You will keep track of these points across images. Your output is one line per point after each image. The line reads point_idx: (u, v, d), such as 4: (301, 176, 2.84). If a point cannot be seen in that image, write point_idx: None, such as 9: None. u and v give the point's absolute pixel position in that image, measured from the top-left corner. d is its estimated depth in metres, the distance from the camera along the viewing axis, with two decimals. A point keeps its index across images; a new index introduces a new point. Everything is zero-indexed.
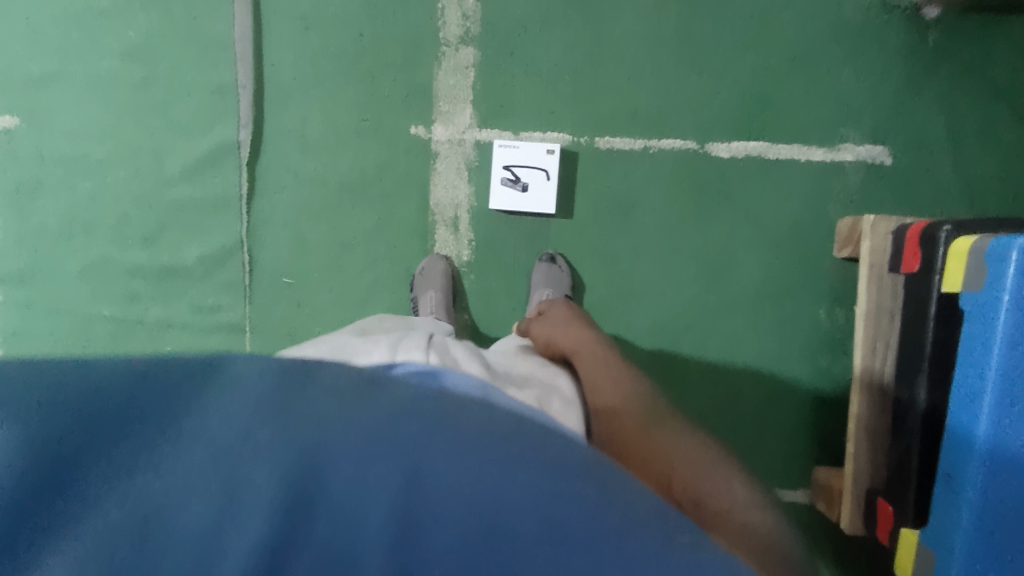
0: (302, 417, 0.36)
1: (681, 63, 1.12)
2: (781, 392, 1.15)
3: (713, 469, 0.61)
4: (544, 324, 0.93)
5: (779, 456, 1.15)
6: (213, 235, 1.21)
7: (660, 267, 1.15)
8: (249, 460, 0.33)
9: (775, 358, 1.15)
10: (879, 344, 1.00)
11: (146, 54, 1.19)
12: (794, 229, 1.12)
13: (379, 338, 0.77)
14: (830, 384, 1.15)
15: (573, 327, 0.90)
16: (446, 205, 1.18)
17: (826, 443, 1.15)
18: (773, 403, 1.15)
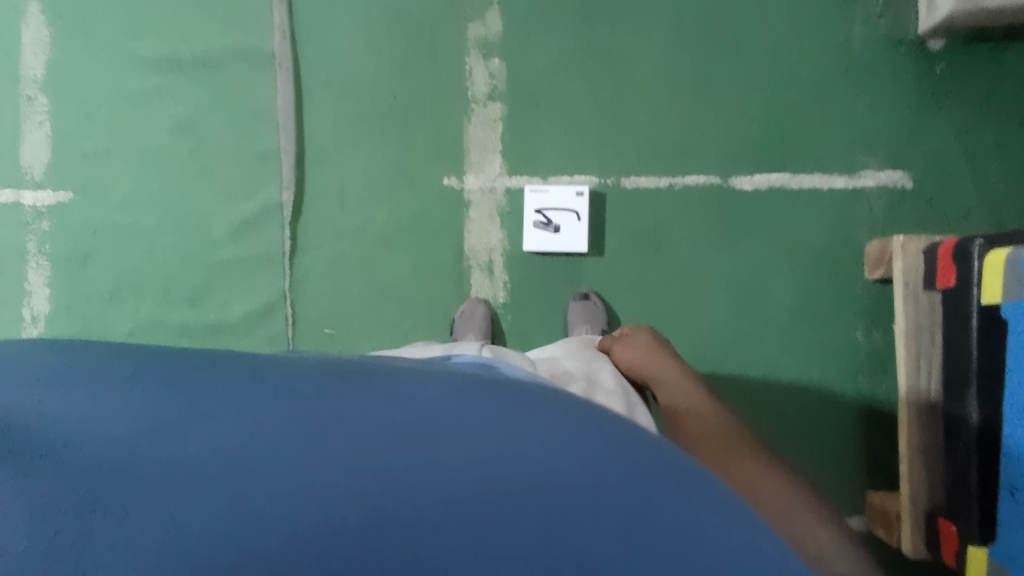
0: (389, 398, 0.43)
1: (699, 104, 1.17)
2: (826, 418, 1.14)
3: (806, 514, 0.63)
4: (628, 344, 0.96)
5: (830, 484, 1.14)
6: (257, 291, 1.25)
7: (694, 298, 1.17)
8: (342, 447, 0.38)
9: (816, 383, 1.15)
10: (922, 363, 1.00)
11: (194, 125, 1.27)
12: (823, 255, 1.15)
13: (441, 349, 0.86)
14: (875, 406, 1.14)
15: (653, 353, 0.93)
16: (480, 250, 1.22)
17: (880, 467, 1.14)
18: (819, 430, 1.15)
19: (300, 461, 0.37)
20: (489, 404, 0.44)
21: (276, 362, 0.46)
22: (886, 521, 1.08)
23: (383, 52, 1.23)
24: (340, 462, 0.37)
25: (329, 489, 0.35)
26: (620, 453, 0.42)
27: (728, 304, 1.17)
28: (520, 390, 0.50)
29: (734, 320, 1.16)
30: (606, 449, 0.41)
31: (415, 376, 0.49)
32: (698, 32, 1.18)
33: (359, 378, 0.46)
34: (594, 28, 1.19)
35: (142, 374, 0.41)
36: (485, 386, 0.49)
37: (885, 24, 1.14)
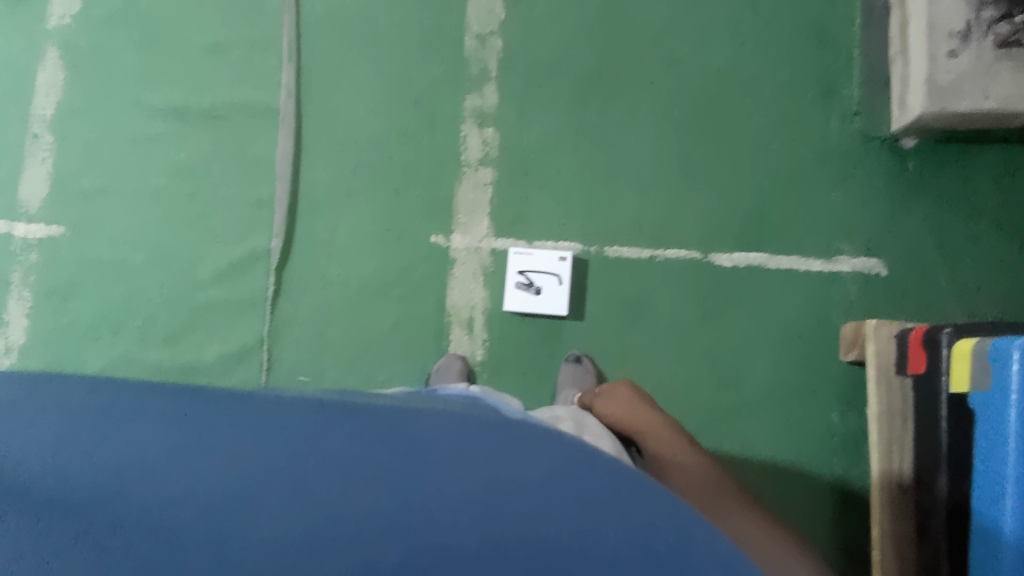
0: (384, 441, 0.45)
1: (682, 183, 1.22)
2: (800, 500, 1.12)
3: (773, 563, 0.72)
4: (612, 400, 0.98)
5: None
6: (236, 335, 1.25)
7: (670, 369, 1.18)
8: (334, 479, 0.43)
9: (790, 462, 1.14)
10: (896, 445, 1.00)
11: (193, 170, 1.30)
12: (799, 334, 1.16)
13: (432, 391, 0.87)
14: (849, 489, 1.12)
15: (636, 408, 0.97)
16: (461, 307, 1.23)
17: (854, 553, 1.11)
18: (793, 512, 1.12)
19: (297, 486, 0.43)
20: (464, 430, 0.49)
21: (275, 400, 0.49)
22: None
23: (383, 115, 1.29)
24: (332, 489, 0.43)
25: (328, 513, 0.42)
26: (580, 479, 0.46)
27: (704, 377, 1.17)
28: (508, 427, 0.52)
29: (709, 393, 1.16)
30: (568, 476, 0.46)
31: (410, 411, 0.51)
32: (683, 116, 1.24)
33: (347, 402, 0.50)
34: (585, 106, 1.25)
35: (153, 405, 0.46)
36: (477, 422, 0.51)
37: (860, 120, 1.20)
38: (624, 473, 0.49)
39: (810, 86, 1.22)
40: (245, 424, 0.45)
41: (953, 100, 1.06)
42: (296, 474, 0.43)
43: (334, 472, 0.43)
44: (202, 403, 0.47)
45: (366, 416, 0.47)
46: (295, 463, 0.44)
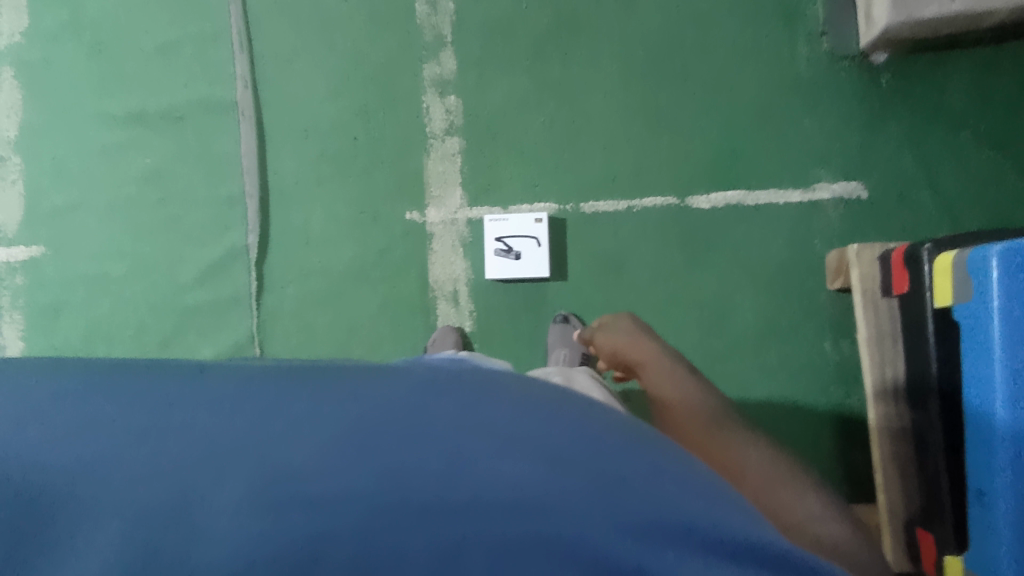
0: (375, 418, 0.37)
1: (651, 129, 1.19)
2: (801, 433, 1.12)
3: (787, 483, 0.63)
4: (609, 332, 0.98)
5: None
6: (226, 333, 1.26)
7: (659, 319, 1.17)
8: (305, 451, 0.35)
9: (787, 396, 1.14)
10: (887, 366, 0.99)
11: (162, 175, 1.29)
12: (784, 268, 1.15)
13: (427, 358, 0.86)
14: (848, 417, 1.12)
15: (636, 339, 0.94)
16: (444, 280, 1.22)
17: (858, 478, 1.11)
18: (796, 446, 1.12)
19: (256, 463, 0.34)
20: (442, 391, 0.43)
21: (269, 378, 0.41)
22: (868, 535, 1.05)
23: (342, 96, 1.27)
24: (270, 457, 0.35)
25: (259, 471, 0.34)
26: (596, 457, 0.39)
27: (693, 322, 1.16)
28: (518, 397, 0.45)
29: (700, 338, 1.16)
30: (580, 452, 0.39)
31: (412, 385, 0.43)
32: (647, 59, 1.20)
33: (318, 374, 0.43)
34: (546, 61, 1.22)
35: (101, 379, 0.41)
36: (486, 395, 0.44)
37: (829, 41, 1.16)
38: (633, 440, 0.44)
39: (774, 11, 1.18)
40: (200, 388, 0.39)
41: (919, 6, 1.02)
42: (237, 431, 0.36)
43: (284, 436, 0.36)
44: (158, 376, 0.41)
45: (337, 381, 0.41)
46: (240, 427, 0.36)
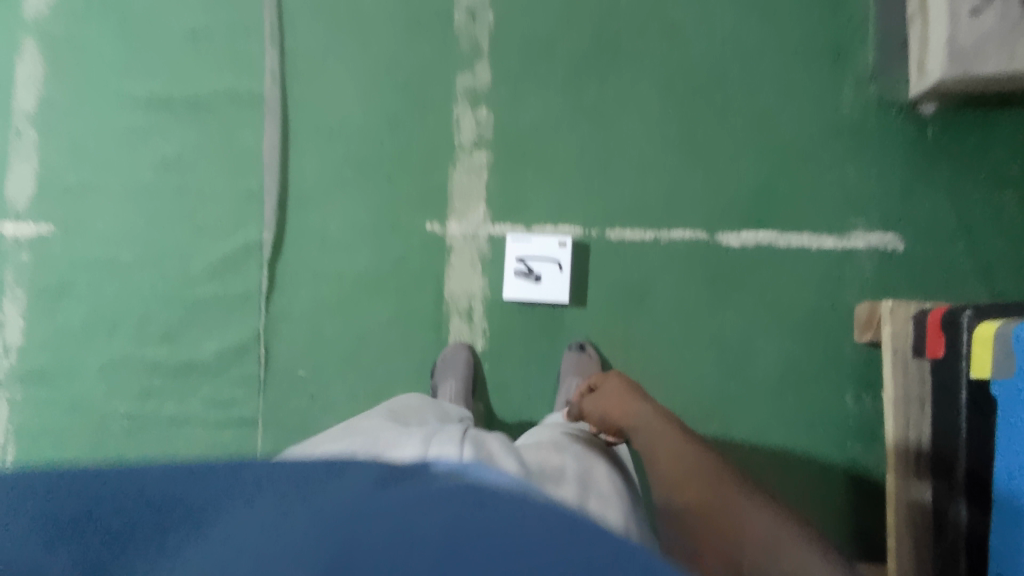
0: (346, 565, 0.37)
1: (685, 160, 1.16)
2: (815, 484, 1.09)
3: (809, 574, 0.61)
4: (596, 398, 0.87)
5: None
6: (232, 330, 1.22)
7: (678, 356, 1.13)
8: None
9: (804, 448, 1.10)
10: (912, 422, 0.95)
11: (181, 162, 1.26)
12: (811, 316, 1.11)
13: (415, 416, 0.79)
14: (863, 476, 1.09)
15: (626, 400, 0.84)
16: (460, 296, 1.18)
17: (864, 538, 1.07)
18: (808, 492, 1.09)
19: None
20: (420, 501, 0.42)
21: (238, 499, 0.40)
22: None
23: (371, 100, 1.23)
24: None
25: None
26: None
27: (713, 362, 1.12)
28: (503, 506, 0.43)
29: (719, 380, 1.12)
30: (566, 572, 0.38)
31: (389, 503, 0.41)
32: (688, 87, 1.17)
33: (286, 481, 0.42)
34: (584, 81, 1.19)
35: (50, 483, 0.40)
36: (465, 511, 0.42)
37: (876, 86, 1.13)
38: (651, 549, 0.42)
39: (821, 51, 1.15)
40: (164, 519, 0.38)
41: (977, 62, 0.98)
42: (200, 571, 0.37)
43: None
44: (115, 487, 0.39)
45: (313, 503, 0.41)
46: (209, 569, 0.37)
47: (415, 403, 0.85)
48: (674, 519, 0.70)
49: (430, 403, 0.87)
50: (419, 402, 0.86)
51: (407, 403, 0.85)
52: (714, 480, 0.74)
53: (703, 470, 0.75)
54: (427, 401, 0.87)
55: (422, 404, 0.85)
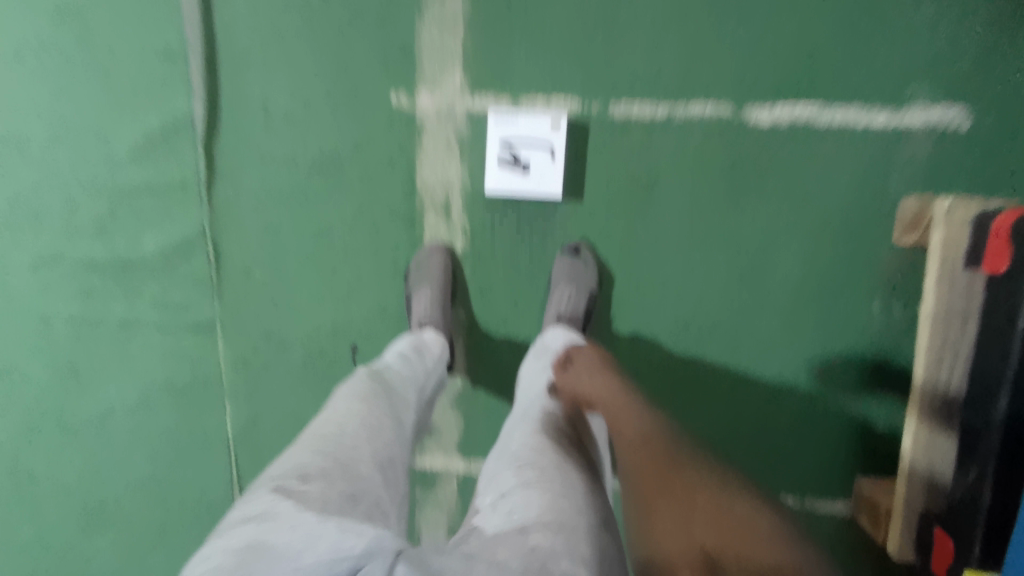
0: None
1: (713, 11, 0.91)
2: (827, 396, 0.99)
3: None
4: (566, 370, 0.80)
5: (817, 468, 1.00)
6: (173, 224, 1.06)
7: (687, 257, 0.98)
8: None
9: (819, 359, 0.98)
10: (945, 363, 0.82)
11: (79, 11, 1.00)
12: (845, 211, 0.95)
13: (351, 440, 0.55)
14: (889, 391, 0.97)
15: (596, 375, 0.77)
16: (434, 187, 0.99)
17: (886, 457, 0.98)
18: (818, 404, 0.99)
19: None
20: None
21: None
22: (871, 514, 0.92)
23: None
24: None
25: None
26: None
27: (727, 264, 0.97)
28: None
29: (731, 285, 0.98)
30: None
31: None
32: None
33: None
34: None
35: None
36: None
37: None
38: None
39: None
40: None
41: None
42: None
43: None
44: None
45: None
46: None
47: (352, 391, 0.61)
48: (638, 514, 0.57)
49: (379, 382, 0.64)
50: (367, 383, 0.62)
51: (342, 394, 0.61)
52: (665, 464, 0.60)
53: (657, 452, 0.62)
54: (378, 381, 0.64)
55: (374, 389, 0.62)
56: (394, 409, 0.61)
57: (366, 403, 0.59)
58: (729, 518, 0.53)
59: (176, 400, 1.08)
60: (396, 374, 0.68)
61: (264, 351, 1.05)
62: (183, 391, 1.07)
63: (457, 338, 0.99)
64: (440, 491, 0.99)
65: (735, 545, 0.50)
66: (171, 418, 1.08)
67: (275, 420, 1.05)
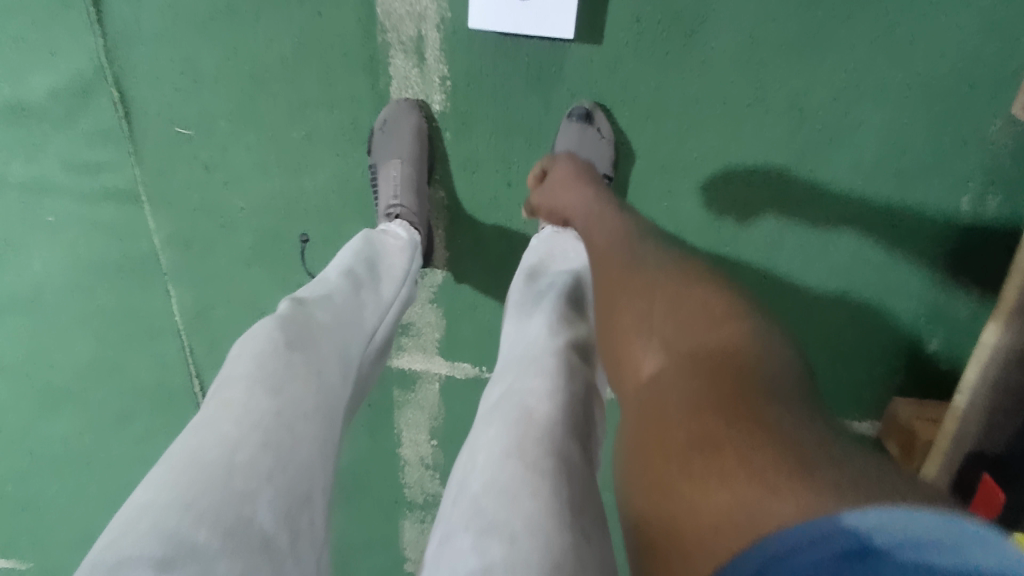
0: None
1: None
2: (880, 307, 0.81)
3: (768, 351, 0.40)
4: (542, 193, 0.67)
5: (850, 385, 0.85)
6: (61, 55, 0.78)
7: (736, 128, 0.74)
8: None
9: (883, 262, 0.79)
10: None
11: None
12: (963, 68, 0.69)
13: (240, 481, 0.34)
14: (960, 304, 0.79)
15: (574, 187, 0.63)
16: (402, 17, 0.71)
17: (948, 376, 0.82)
18: (868, 316, 0.82)
19: None
20: None
21: None
22: (903, 437, 0.80)
23: None
24: None
25: None
26: None
27: (789, 138, 0.74)
28: None
29: (787, 166, 0.76)
30: None
31: None
32: None
33: None
34: None
35: None
36: None
37: None
38: None
39: None
40: None
41: None
42: None
43: None
44: None
45: None
46: None
47: (246, 376, 0.39)
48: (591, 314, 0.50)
49: (295, 352, 0.42)
50: (272, 361, 0.40)
51: (231, 377, 0.39)
52: (617, 267, 0.50)
53: (614, 256, 0.51)
54: (294, 350, 0.42)
55: (281, 373, 0.40)
56: (315, 407, 0.40)
57: (267, 406, 0.37)
58: (681, 315, 0.43)
59: (110, 283, 0.88)
60: (324, 328, 0.46)
61: (208, 231, 0.83)
62: (116, 273, 0.88)
63: (438, 224, 0.80)
64: (419, 394, 0.88)
65: (677, 346, 0.41)
66: (110, 300, 0.89)
67: (229, 310, 0.87)
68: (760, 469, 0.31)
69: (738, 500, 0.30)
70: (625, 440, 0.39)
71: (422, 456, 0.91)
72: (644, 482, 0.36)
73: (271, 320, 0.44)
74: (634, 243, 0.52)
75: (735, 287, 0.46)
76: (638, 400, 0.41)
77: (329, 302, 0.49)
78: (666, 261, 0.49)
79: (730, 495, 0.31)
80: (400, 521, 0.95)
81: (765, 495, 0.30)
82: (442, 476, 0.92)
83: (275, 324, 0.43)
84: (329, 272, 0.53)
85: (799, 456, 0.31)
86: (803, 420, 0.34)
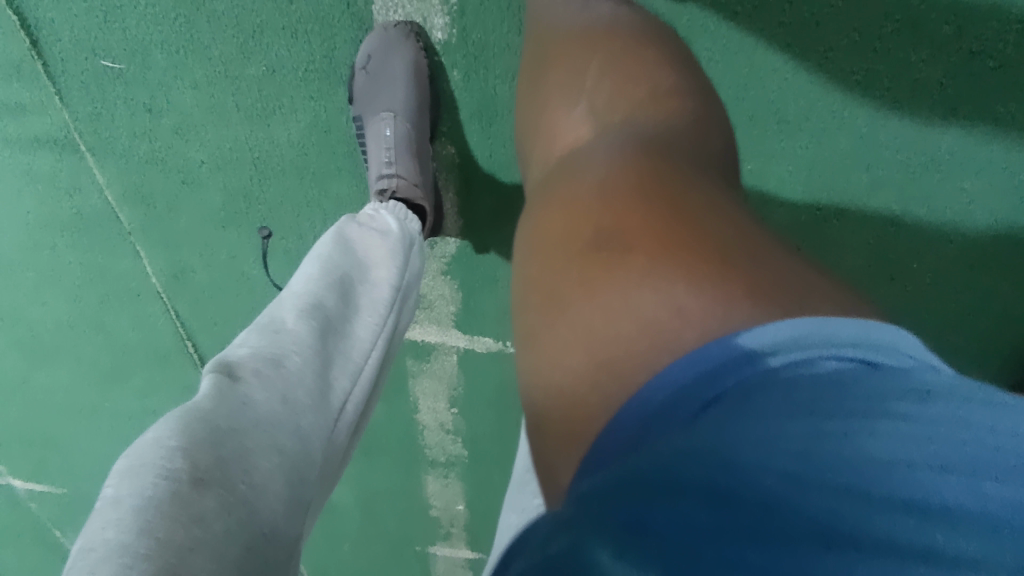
0: None
1: None
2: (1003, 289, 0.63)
3: (691, 145, 0.37)
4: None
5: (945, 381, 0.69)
6: None
7: (864, 63, 0.55)
8: None
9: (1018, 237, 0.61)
10: None
11: None
12: None
13: None
14: None
15: None
16: None
17: None
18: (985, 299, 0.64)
19: None
20: None
21: None
22: None
23: None
24: None
25: None
26: None
27: (940, 78, 0.55)
28: None
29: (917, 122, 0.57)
30: None
31: None
32: None
33: None
34: None
35: None
36: None
37: None
38: None
39: None
40: None
41: None
42: None
43: None
44: None
45: None
46: None
47: (124, 546, 0.29)
48: (531, 110, 0.45)
49: (207, 490, 0.33)
50: (168, 517, 0.31)
51: (100, 542, 0.30)
52: (564, 69, 0.43)
53: (576, 61, 0.43)
54: (206, 489, 0.33)
55: (183, 537, 0.31)
56: (236, 566, 0.33)
57: None
58: (616, 115, 0.39)
59: (70, 245, 0.74)
60: (257, 432, 0.38)
61: (168, 187, 0.68)
62: (73, 235, 0.73)
63: (448, 185, 0.64)
64: (436, 363, 0.78)
65: (620, 148, 0.36)
66: (76, 262, 0.76)
67: (209, 275, 0.74)
68: (688, 273, 0.28)
69: (655, 307, 0.27)
70: (537, 239, 0.34)
71: (441, 422, 0.84)
72: (547, 282, 0.32)
73: (177, 427, 0.35)
74: (601, 42, 0.43)
75: (690, 100, 0.40)
76: (559, 198, 0.35)
77: (263, 352, 0.42)
78: (619, 51, 0.43)
79: (646, 304, 0.28)
80: (422, 476, 0.91)
81: (686, 301, 0.27)
82: (464, 439, 0.86)
83: (182, 444, 0.34)
84: (284, 319, 0.45)
85: (723, 258, 0.29)
86: (735, 226, 0.32)
